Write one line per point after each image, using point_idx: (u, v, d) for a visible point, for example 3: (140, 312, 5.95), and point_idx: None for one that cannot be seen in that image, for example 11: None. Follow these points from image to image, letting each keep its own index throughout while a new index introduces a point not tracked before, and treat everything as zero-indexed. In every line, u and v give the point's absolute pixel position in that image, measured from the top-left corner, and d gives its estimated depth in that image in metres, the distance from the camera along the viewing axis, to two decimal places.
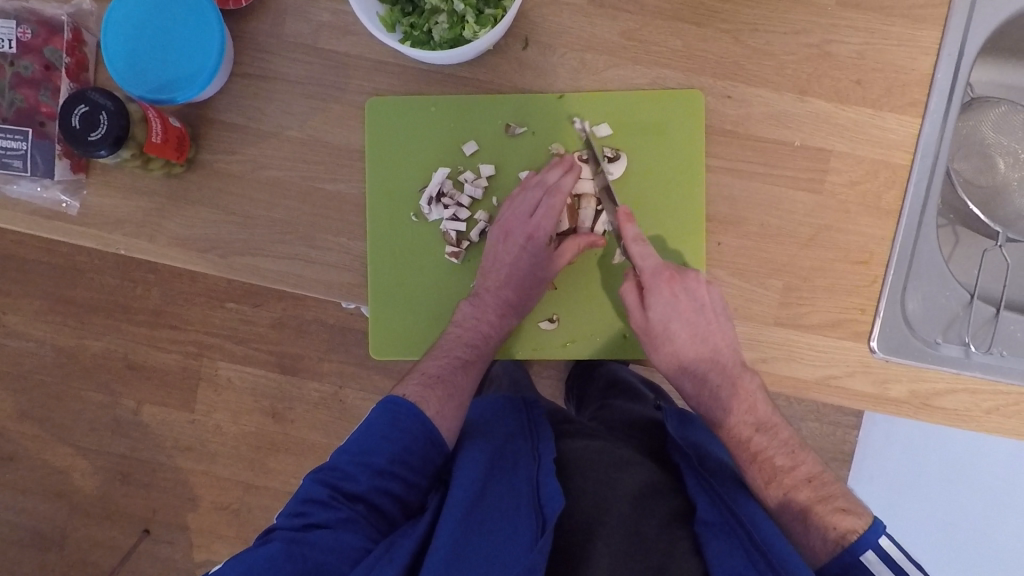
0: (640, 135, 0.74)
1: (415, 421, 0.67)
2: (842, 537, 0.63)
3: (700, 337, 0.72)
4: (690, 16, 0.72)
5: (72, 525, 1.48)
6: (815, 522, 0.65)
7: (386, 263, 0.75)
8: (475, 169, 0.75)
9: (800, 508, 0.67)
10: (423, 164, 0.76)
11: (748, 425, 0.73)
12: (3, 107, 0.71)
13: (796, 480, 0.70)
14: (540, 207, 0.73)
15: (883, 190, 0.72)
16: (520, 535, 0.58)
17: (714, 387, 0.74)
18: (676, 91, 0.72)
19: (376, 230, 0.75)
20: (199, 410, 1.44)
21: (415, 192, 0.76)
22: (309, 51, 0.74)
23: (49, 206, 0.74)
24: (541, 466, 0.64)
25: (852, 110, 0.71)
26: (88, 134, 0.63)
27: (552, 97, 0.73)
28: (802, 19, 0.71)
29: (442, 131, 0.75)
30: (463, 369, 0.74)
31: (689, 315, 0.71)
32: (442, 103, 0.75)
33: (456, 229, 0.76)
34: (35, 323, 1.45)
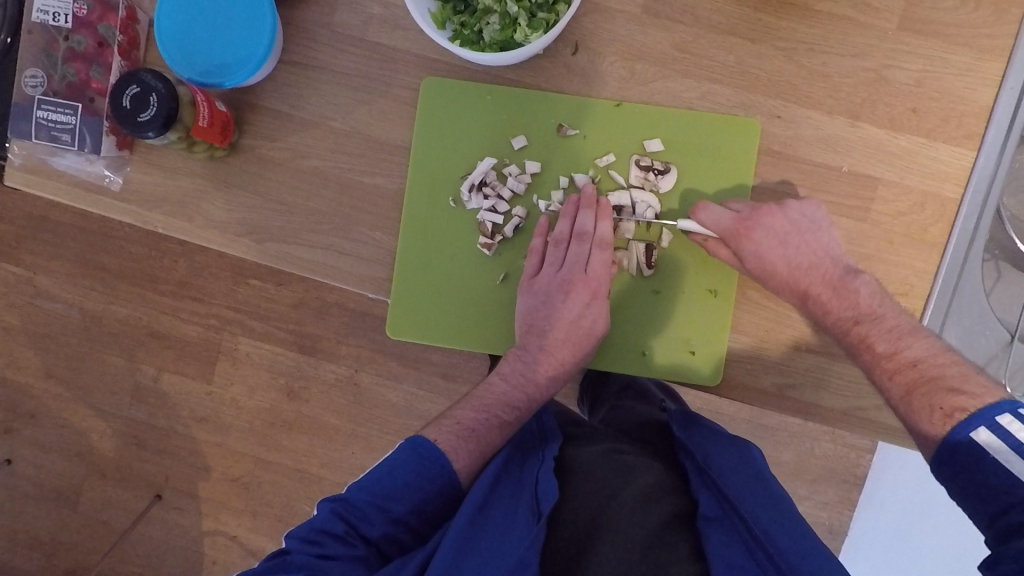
0: (693, 152, 0.72)
1: (439, 467, 0.65)
2: (950, 416, 0.58)
3: (810, 251, 0.69)
4: (744, 30, 0.70)
5: (88, 485, 1.52)
6: (920, 401, 0.60)
7: (420, 249, 0.75)
8: (520, 164, 0.74)
9: (904, 391, 0.62)
10: (469, 152, 0.75)
11: (846, 320, 0.67)
12: (55, 79, 0.72)
13: (900, 365, 0.63)
14: (589, 256, 0.73)
15: (929, 222, 0.70)
16: (519, 525, 0.60)
17: (815, 295, 0.69)
18: (736, 117, 0.71)
19: (413, 212, 0.75)
20: (218, 383, 1.46)
21: (458, 178, 0.75)
22: (357, 43, 0.74)
23: (92, 180, 0.75)
24: (543, 466, 0.66)
25: (904, 138, 0.70)
26: (138, 114, 0.64)
27: (608, 104, 0.72)
28: (859, 41, 0.70)
29: (493, 123, 0.74)
30: (500, 430, 0.72)
31: (797, 231, 0.68)
32: (497, 94, 0.74)
33: (493, 221, 0.74)
34: (64, 286, 1.48)
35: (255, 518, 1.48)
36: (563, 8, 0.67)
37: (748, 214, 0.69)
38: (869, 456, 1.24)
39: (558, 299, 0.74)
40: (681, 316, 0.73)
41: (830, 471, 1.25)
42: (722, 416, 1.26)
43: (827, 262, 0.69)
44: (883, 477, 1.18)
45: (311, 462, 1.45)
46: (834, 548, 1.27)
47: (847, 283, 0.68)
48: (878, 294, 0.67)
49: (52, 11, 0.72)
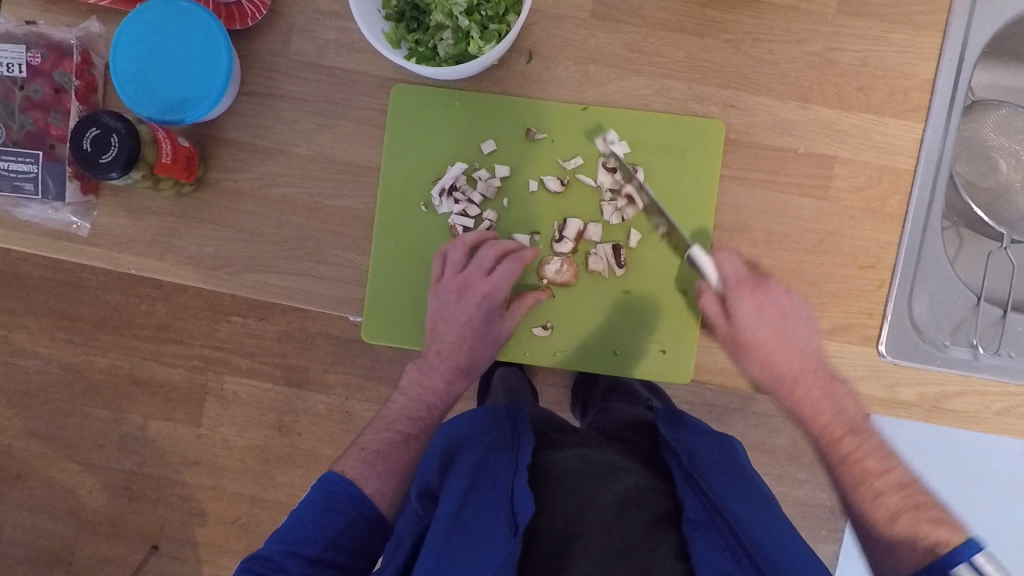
0: (660, 154, 0.74)
1: (349, 500, 0.68)
2: (931, 549, 0.60)
3: (789, 340, 0.71)
4: (692, 26, 0.72)
5: (79, 543, 1.48)
6: (903, 531, 0.63)
7: (391, 255, 0.75)
8: (489, 168, 0.75)
9: (888, 514, 0.65)
10: (440, 156, 0.76)
11: (840, 426, 0.69)
12: (14, 130, 0.72)
13: (886, 484, 0.66)
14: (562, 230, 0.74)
15: (887, 195, 0.72)
16: (497, 541, 0.60)
17: (806, 390, 0.70)
18: (702, 118, 0.73)
19: (386, 219, 0.75)
20: (205, 424, 1.44)
21: (428, 182, 0.76)
22: (315, 69, 0.75)
23: (60, 227, 0.75)
24: (517, 475, 0.65)
25: (855, 116, 0.72)
26: (99, 157, 0.64)
27: (575, 108, 0.74)
28: (802, 27, 0.72)
29: (461, 128, 0.75)
30: (426, 430, 0.76)
31: (773, 317, 0.70)
32: (465, 99, 0.75)
33: (464, 225, 0.75)
34: (40, 341, 1.45)
35: None
36: (514, 18, 0.69)
37: (756, 279, 0.71)
38: None
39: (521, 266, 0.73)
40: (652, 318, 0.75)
41: (824, 452, 1.25)
42: (715, 407, 1.27)
43: (810, 368, 0.71)
44: None
45: None
46: (838, 527, 1.28)
47: (834, 386, 0.70)
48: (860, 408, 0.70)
49: (6, 63, 0.72)
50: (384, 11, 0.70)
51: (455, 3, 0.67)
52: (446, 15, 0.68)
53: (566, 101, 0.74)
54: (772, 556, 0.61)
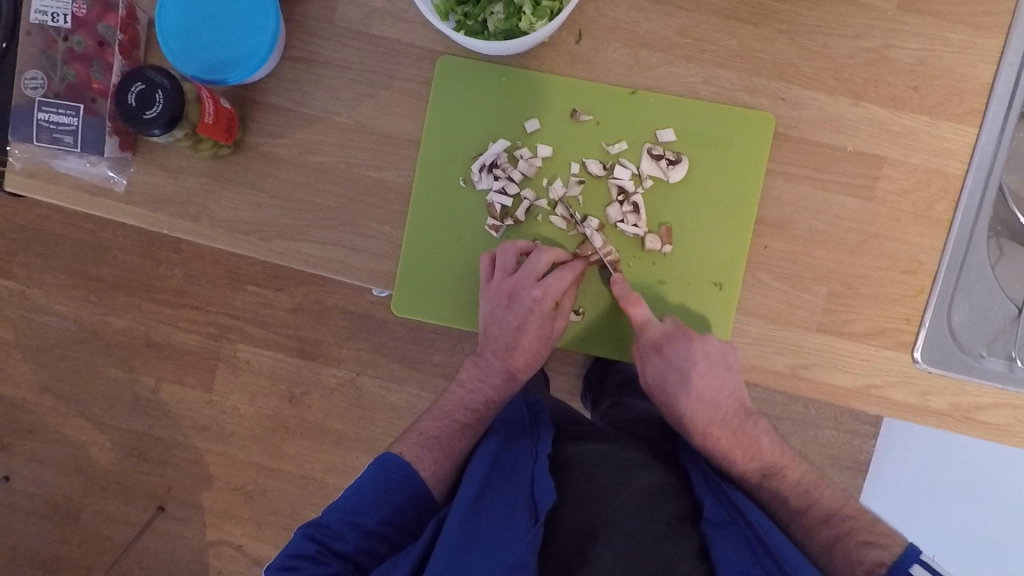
0: (707, 145, 0.72)
1: (406, 480, 0.67)
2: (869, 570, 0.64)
3: (698, 392, 0.75)
4: (746, 15, 0.71)
5: (88, 500, 1.50)
6: (840, 552, 0.67)
7: (427, 228, 0.75)
8: (532, 147, 0.74)
9: (824, 545, 0.68)
10: (482, 131, 0.75)
11: (755, 471, 0.75)
12: (55, 81, 0.72)
13: (816, 519, 0.71)
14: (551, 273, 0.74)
15: (934, 198, 0.71)
16: (518, 525, 0.60)
17: (717, 438, 0.75)
18: (752, 111, 0.71)
19: (423, 191, 0.75)
20: (217, 391, 1.45)
21: (469, 157, 0.75)
22: (360, 37, 0.74)
23: (97, 182, 0.74)
24: (537, 461, 0.66)
25: (906, 117, 0.70)
26: (143, 112, 0.63)
27: (626, 92, 0.72)
28: (860, 22, 0.70)
29: (506, 105, 0.75)
30: (460, 433, 0.74)
31: (678, 368, 0.74)
32: (512, 76, 0.74)
33: (502, 203, 0.74)
34: (59, 298, 1.46)
35: (260, 526, 1.46)
36: None
37: (664, 335, 0.72)
38: (872, 441, 1.24)
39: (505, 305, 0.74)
40: (683, 312, 0.74)
41: (834, 457, 1.25)
42: None
43: (726, 407, 0.76)
44: (886, 462, 1.18)
45: (315, 467, 1.43)
46: None
47: (748, 429, 0.76)
48: (777, 442, 0.76)
49: (50, 12, 0.71)
50: None
51: None
52: None
53: (614, 84, 0.73)
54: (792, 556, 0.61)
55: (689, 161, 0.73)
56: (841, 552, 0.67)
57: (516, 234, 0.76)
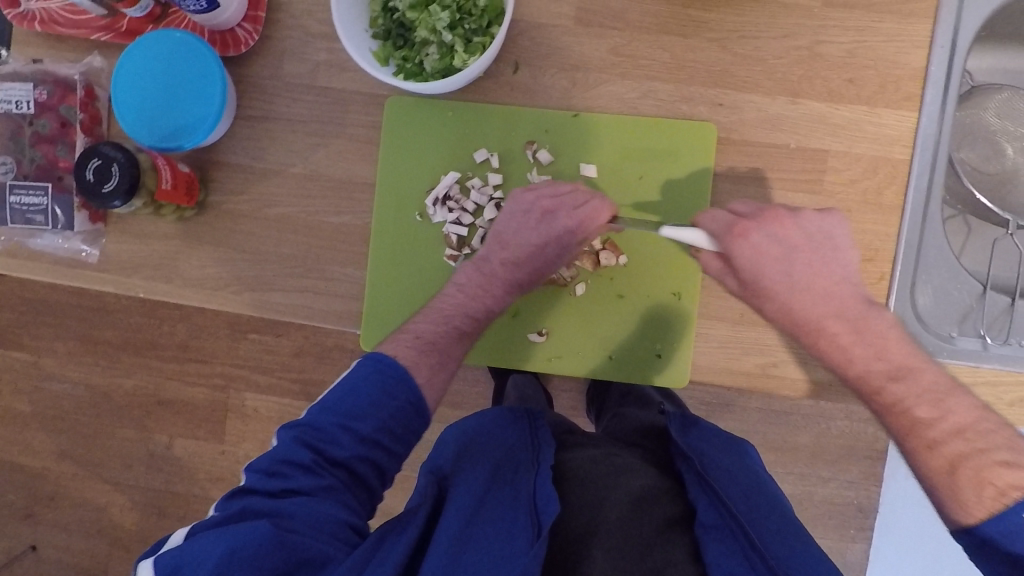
0: (652, 156, 0.74)
1: (401, 385, 0.62)
2: (1004, 494, 0.52)
3: (809, 286, 0.67)
4: (676, 28, 0.72)
5: (115, 559, 1.54)
6: (965, 476, 0.54)
7: (388, 266, 0.77)
8: (483, 177, 0.76)
9: (947, 463, 0.56)
10: (432, 167, 0.77)
11: (878, 373, 0.62)
12: (25, 164, 0.76)
13: (943, 434, 0.58)
14: (580, 195, 0.71)
15: (884, 185, 0.71)
16: (518, 539, 0.56)
17: (831, 333, 0.65)
18: (693, 122, 0.73)
19: (380, 226, 0.77)
20: (229, 440, 1.48)
21: (422, 191, 0.77)
22: (307, 90, 0.77)
23: (70, 255, 0.77)
24: (540, 477, 0.64)
25: (846, 108, 0.71)
26: (102, 186, 0.66)
27: (567, 114, 0.74)
28: (789, 22, 0.71)
29: (453, 139, 0.77)
30: (459, 341, 0.71)
31: (777, 260, 0.67)
32: (458, 111, 0.76)
33: (458, 233, 0.77)
34: (66, 365, 1.50)
35: None
36: (497, 29, 0.70)
37: (747, 214, 0.68)
38: None
39: (534, 220, 0.72)
40: (640, 324, 0.75)
41: None
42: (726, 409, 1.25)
43: (844, 291, 0.67)
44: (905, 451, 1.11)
45: None
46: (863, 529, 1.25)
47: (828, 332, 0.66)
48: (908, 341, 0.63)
49: (15, 100, 0.75)
50: (370, 31, 0.72)
51: (438, 19, 0.68)
52: (430, 31, 0.69)
53: (557, 108, 0.74)
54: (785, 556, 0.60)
55: (636, 175, 0.74)
56: (969, 471, 0.54)
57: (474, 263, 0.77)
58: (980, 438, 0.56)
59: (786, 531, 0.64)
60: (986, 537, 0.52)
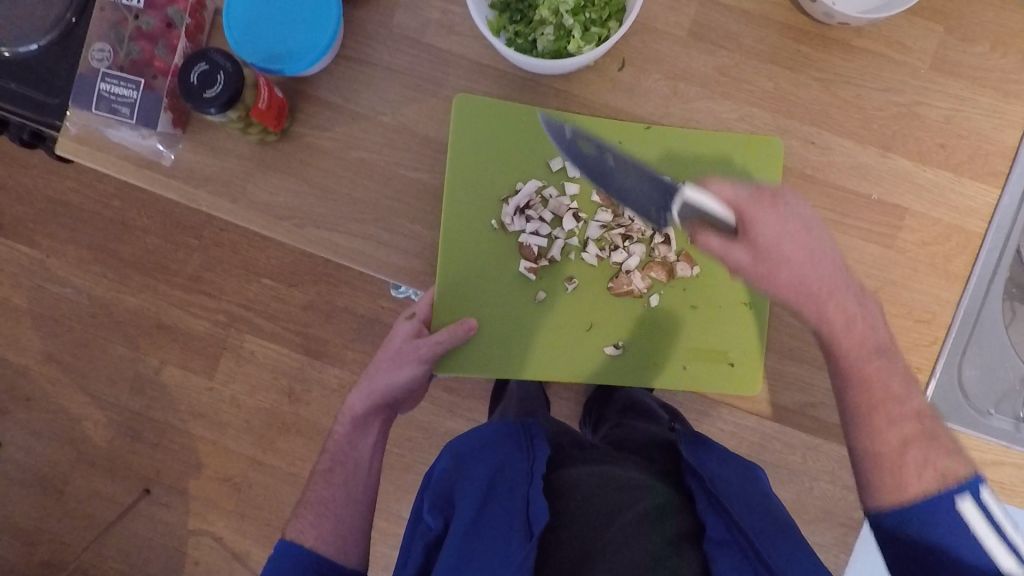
0: (717, 172, 0.75)
1: (294, 560, 0.72)
2: (944, 476, 0.60)
3: (814, 255, 0.65)
4: (784, 60, 0.74)
5: (76, 474, 1.49)
6: (908, 471, 0.61)
7: (463, 275, 0.78)
8: (559, 186, 0.78)
9: (897, 443, 0.63)
10: (511, 174, 0.79)
11: (901, 423, 0.63)
12: (120, 56, 0.76)
13: (903, 415, 0.64)
14: (396, 361, 0.78)
15: (954, 253, 0.72)
16: (512, 544, 0.63)
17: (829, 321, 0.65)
18: (756, 134, 0.74)
19: (449, 224, 0.77)
20: (219, 378, 1.46)
21: (498, 200, 0.79)
22: (413, 44, 0.77)
23: (146, 154, 0.77)
24: (531, 484, 0.69)
25: (933, 172, 0.73)
26: (203, 92, 0.66)
27: (640, 126, 0.74)
28: (893, 77, 0.73)
29: (529, 143, 0.78)
30: (338, 500, 0.78)
31: (796, 228, 0.64)
32: (528, 113, 0.77)
33: (537, 243, 0.78)
34: (74, 270, 1.48)
35: (242, 519, 1.46)
36: (615, 24, 0.71)
37: (749, 198, 0.64)
38: None
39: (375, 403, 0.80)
40: (710, 332, 0.80)
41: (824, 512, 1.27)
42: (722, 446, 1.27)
43: (826, 267, 0.65)
44: None
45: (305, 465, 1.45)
46: None
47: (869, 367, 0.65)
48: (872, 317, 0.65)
49: None
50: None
51: (564, 2, 0.69)
52: (551, 12, 0.70)
53: (632, 118, 0.75)
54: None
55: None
56: (914, 454, 0.62)
57: (550, 275, 0.78)
58: (930, 423, 0.64)
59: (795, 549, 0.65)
60: (888, 528, 0.61)
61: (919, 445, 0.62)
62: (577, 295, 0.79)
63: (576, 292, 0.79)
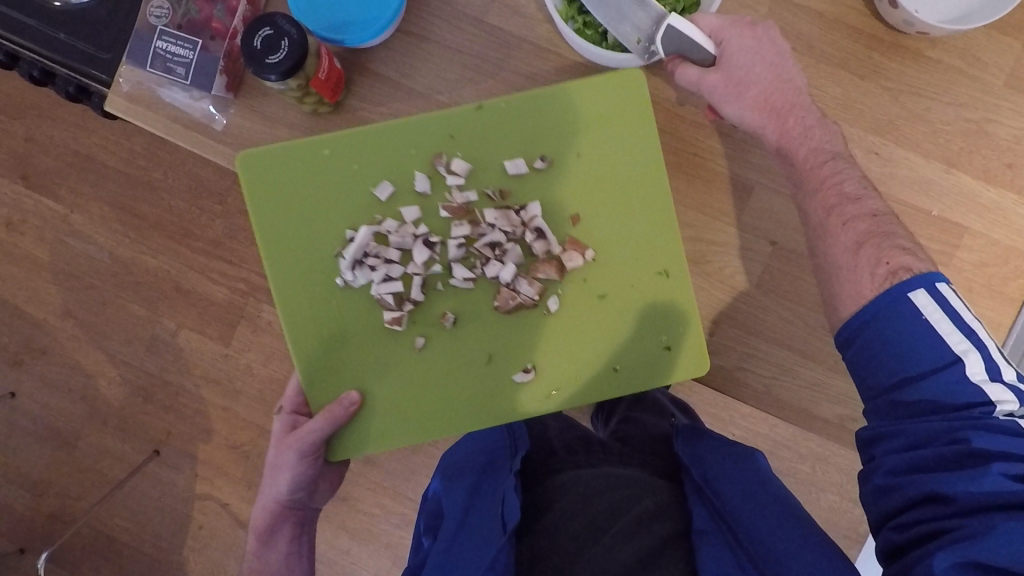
0: (582, 136, 0.73)
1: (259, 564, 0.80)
2: (893, 272, 0.63)
3: (779, 69, 0.69)
4: (854, 66, 0.72)
5: (88, 430, 1.50)
6: (868, 252, 0.65)
7: (327, 352, 0.74)
8: (396, 216, 0.73)
9: (855, 240, 0.66)
10: (339, 207, 0.74)
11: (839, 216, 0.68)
12: (178, 14, 0.75)
13: (859, 211, 0.67)
14: (285, 432, 0.75)
15: (1010, 276, 0.71)
16: (490, 537, 0.72)
17: (825, 188, 0.69)
18: (617, 75, 0.72)
19: (310, 310, 0.74)
20: (235, 345, 1.46)
21: (335, 255, 0.74)
22: (475, 23, 0.76)
23: (196, 115, 0.75)
24: (506, 483, 0.77)
25: (996, 192, 0.71)
26: (267, 57, 0.65)
27: (468, 109, 0.72)
28: (965, 92, 0.71)
29: (332, 179, 0.74)
30: (281, 534, 0.81)
31: (766, 57, 0.69)
32: (331, 144, 0.73)
33: (392, 292, 0.73)
34: (98, 227, 1.48)
35: (249, 487, 1.47)
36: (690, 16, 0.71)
37: (733, 20, 0.69)
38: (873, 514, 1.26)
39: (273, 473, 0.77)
40: (650, 314, 0.74)
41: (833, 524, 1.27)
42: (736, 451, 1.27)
43: (788, 90, 0.70)
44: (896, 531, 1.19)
45: None
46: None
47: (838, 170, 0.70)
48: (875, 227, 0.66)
49: None
50: None
51: None
52: None
53: (454, 108, 0.73)
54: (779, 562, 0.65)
55: (573, 155, 0.73)
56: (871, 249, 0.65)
57: (421, 317, 0.74)
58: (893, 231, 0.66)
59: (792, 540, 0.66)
60: (901, 397, 0.60)
61: (872, 243, 0.65)
62: (462, 332, 0.74)
63: (456, 327, 0.74)
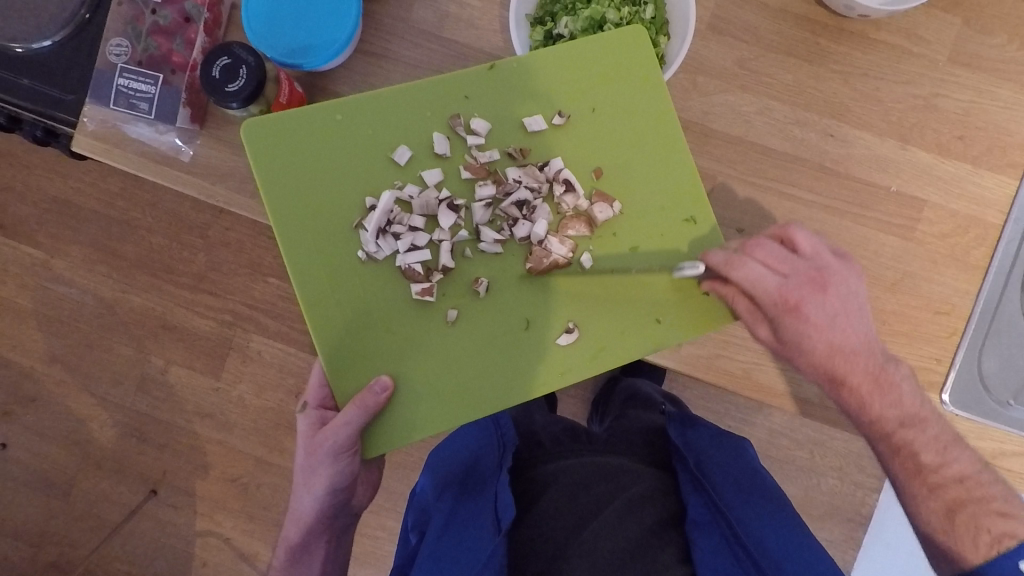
0: (599, 90, 0.74)
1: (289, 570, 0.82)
2: (999, 543, 0.60)
3: (834, 324, 0.67)
4: (803, 53, 0.74)
5: (82, 475, 1.49)
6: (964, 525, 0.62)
7: (354, 331, 0.73)
8: (416, 181, 0.74)
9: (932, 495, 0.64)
10: (361, 179, 0.73)
11: (889, 419, 0.66)
12: (138, 51, 0.76)
13: (946, 480, 0.65)
14: (309, 433, 0.74)
15: (973, 245, 0.73)
16: (483, 535, 0.73)
17: (851, 385, 0.67)
18: (614, 33, 0.74)
19: (325, 289, 0.73)
20: (225, 377, 1.46)
21: (357, 225, 0.73)
22: (431, 38, 0.77)
23: (162, 148, 0.76)
24: (499, 480, 0.78)
25: (951, 164, 0.73)
26: (226, 85, 0.66)
27: (478, 71, 0.73)
28: (911, 70, 0.73)
29: (353, 145, 0.73)
30: (308, 544, 0.81)
31: (846, 305, 0.67)
32: (342, 109, 0.73)
33: (420, 260, 0.73)
34: (79, 271, 1.47)
35: (250, 520, 1.46)
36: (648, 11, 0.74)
37: (817, 263, 0.67)
38: (873, 495, 1.27)
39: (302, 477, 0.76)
40: (681, 266, 0.74)
41: (835, 507, 1.28)
42: None
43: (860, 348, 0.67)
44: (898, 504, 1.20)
45: None
46: None
47: (801, 309, 0.67)
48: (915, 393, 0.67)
49: None
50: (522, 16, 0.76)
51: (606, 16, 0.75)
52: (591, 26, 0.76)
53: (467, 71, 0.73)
54: (772, 555, 0.68)
55: (587, 111, 0.75)
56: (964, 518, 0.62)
57: (450, 287, 0.73)
58: (973, 486, 0.64)
59: (782, 535, 0.70)
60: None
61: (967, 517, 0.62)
62: (492, 299, 0.73)
63: (488, 295, 0.73)
